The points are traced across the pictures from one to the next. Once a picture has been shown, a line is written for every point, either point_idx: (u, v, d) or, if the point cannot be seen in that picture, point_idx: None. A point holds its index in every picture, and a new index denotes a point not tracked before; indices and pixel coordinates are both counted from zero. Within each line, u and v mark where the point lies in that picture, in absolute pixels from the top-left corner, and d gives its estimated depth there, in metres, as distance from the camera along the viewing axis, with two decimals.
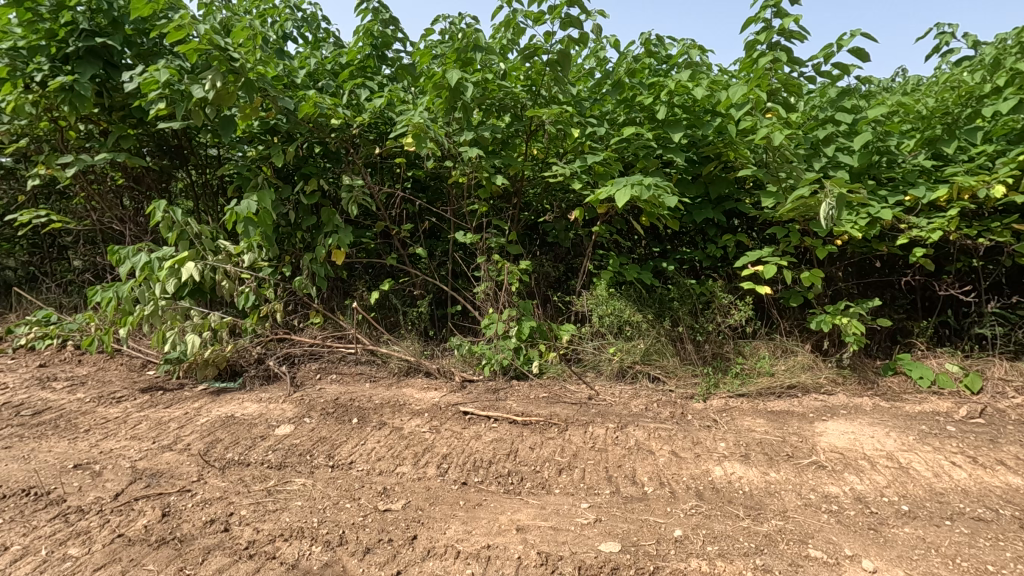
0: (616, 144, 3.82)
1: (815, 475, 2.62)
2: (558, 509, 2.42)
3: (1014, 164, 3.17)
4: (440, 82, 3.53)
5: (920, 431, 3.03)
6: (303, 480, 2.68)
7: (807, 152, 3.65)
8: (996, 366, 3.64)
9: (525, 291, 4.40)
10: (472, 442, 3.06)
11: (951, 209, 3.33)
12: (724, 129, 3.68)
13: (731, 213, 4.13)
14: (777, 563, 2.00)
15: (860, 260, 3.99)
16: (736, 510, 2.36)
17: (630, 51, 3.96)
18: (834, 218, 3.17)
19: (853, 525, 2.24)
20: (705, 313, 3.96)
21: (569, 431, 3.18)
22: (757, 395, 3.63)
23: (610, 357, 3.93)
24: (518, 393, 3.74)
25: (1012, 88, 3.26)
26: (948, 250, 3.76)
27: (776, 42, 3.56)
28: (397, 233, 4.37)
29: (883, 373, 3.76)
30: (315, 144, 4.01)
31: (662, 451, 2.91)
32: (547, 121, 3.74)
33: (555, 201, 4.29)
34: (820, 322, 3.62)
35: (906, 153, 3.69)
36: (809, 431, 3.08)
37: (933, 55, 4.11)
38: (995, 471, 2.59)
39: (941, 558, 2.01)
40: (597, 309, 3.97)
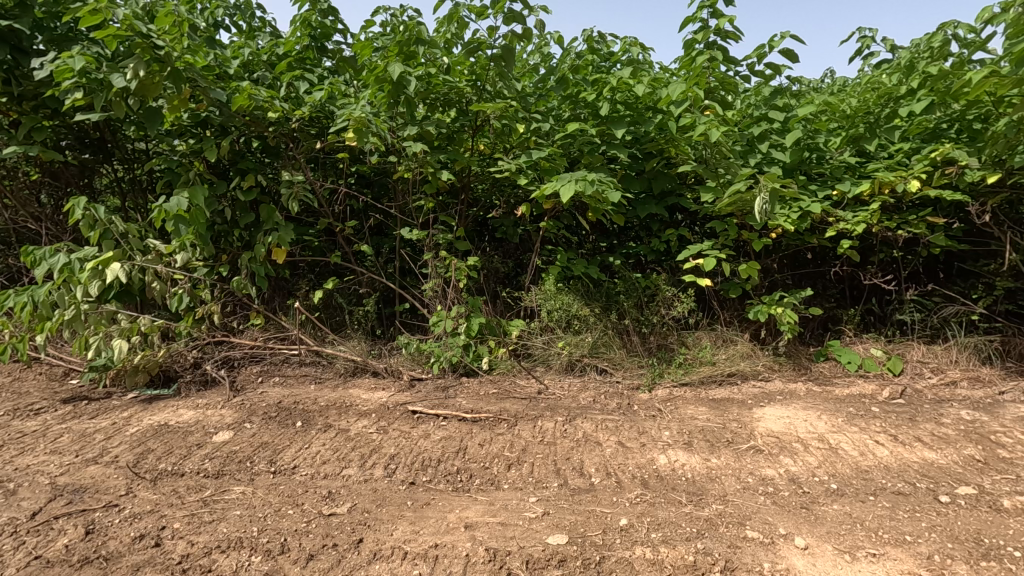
0: (562, 140, 3.86)
1: (753, 459, 2.73)
2: (507, 504, 2.42)
3: (928, 160, 3.37)
4: (382, 75, 3.46)
5: (849, 413, 3.21)
6: (243, 488, 2.57)
7: (743, 149, 3.79)
8: (915, 349, 3.90)
9: (473, 288, 4.38)
10: (420, 441, 3.02)
11: (873, 203, 3.53)
12: (665, 126, 3.79)
13: (674, 207, 4.24)
14: (717, 546, 2.07)
15: (794, 252, 4.19)
16: (679, 496, 2.43)
17: (573, 48, 4.00)
18: (767, 212, 3.31)
19: (787, 504, 2.35)
20: (650, 305, 4.07)
21: (518, 426, 3.19)
22: (699, 383, 3.75)
23: (559, 351, 3.97)
24: (468, 390, 3.72)
25: (924, 90, 3.47)
26: (871, 242, 4.00)
27: (712, 41, 3.68)
28: (341, 230, 4.26)
29: (815, 360, 3.96)
30: (253, 138, 3.85)
31: (609, 442, 2.96)
32: (493, 116, 3.73)
33: (502, 197, 4.29)
34: (757, 312, 3.78)
35: (833, 150, 3.90)
36: (748, 417, 3.21)
37: (856, 57, 4.34)
38: (914, 448, 2.78)
39: (865, 531, 2.13)
40: (545, 304, 4.00)
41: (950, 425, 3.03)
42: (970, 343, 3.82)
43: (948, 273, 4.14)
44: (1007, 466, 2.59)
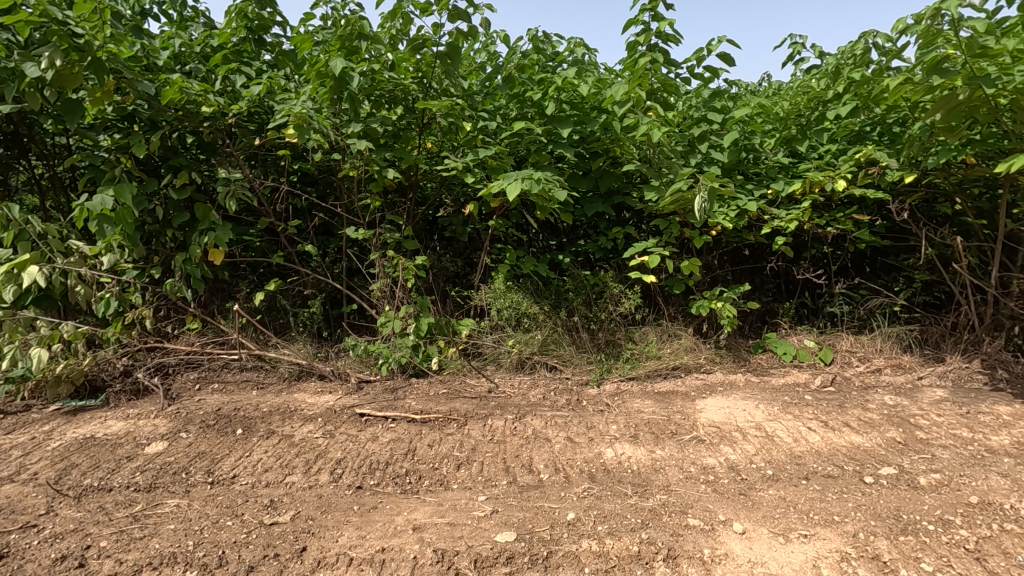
0: (508, 139, 3.87)
1: (695, 450, 2.82)
2: (456, 504, 2.41)
3: (852, 161, 3.57)
4: (324, 70, 3.36)
5: (784, 402, 3.36)
6: (177, 500, 2.45)
7: (684, 149, 3.91)
8: (844, 339, 4.13)
9: (422, 287, 4.34)
10: (368, 444, 2.96)
11: (805, 202, 3.71)
12: (610, 126, 3.86)
13: (620, 206, 4.33)
14: (660, 535, 2.13)
15: (733, 249, 4.37)
16: (625, 488, 2.49)
17: (519, 47, 4.01)
18: (707, 210, 3.42)
19: (726, 492, 2.44)
20: (598, 302, 4.13)
21: (468, 425, 3.17)
22: (645, 377, 3.85)
23: (509, 350, 3.98)
24: (418, 391, 3.68)
25: (849, 94, 3.67)
26: (804, 238, 4.20)
27: (654, 43, 3.77)
28: (283, 229, 4.12)
29: (754, 352, 4.13)
30: (186, 132, 3.67)
31: (557, 438, 2.99)
32: (439, 114, 3.70)
33: (451, 196, 4.26)
34: (699, 306, 3.92)
35: (768, 151, 4.07)
36: (691, 409, 3.32)
37: (789, 62, 4.55)
38: (842, 433, 2.94)
39: (798, 514, 2.24)
40: (495, 303, 4.00)
41: (875, 410, 3.22)
42: (893, 333, 4.03)
43: (873, 268, 4.41)
44: (924, 447, 2.78)
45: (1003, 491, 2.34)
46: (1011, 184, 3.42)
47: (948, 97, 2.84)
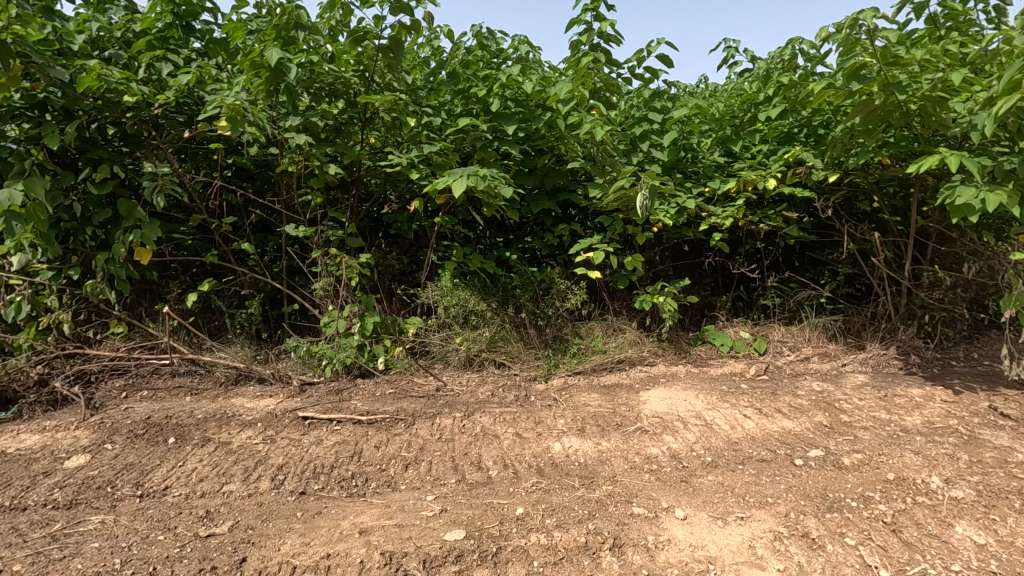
0: (453, 135, 3.83)
1: (639, 440, 2.90)
2: (404, 505, 2.38)
3: (782, 161, 3.76)
4: (258, 61, 3.22)
5: (722, 391, 3.51)
6: (102, 517, 2.29)
7: (626, 147, 4.01)
8: (776, 330, 4.36)
9: (367, 286, 4.25)
10: (311, 448, 2.87)
11: (739, 200, 3.88)
12: (554, 124, 3.90)
13: (566, 203, 4.39)
14: (606, 525, 2.18)
15: (674, 245, 4.52)
16: (572, 481, 2.53)
17: (463, 42, 3.98)
18: (648, 207, 3.52)
19: (669, 479, 2.52)
20: (545, 299, 4.17)
21: (416, 425, 3.14)
22: (592, 371, 3.92)
23: (457, 348, 3.96)
24: (364, 392, 3.60)
25: (779, 98, 3.87)
26: (739, 234, 4.40)
27: (596, 43, 3.84)
28: (217, 227, 3.93)
29: (694, 344, 4.30)
30: (107, 123, 3.43)
31: (506, 434, 3.00)
32: (382, 108, 3.62)
33: (396, 192, 4.18)
34: (642, 301, 4.03)
35: (705, 150, 4.24)
36: (635, 400, 3.41)
37: (723, 66, 4.74)
38: (775, 418, 3.11)
39: (735, 497, 2.35)
40: (442, 301, 3.97)
41: (804, 396, 3.42)
42: (819, 323, 4.29)
43: (802, 262, 4.67)
44: (847, 429, 2.97)
45: (916, 467, 2.53)
46: (921, 183, 3.70)
47: (866, 102, 3.01)
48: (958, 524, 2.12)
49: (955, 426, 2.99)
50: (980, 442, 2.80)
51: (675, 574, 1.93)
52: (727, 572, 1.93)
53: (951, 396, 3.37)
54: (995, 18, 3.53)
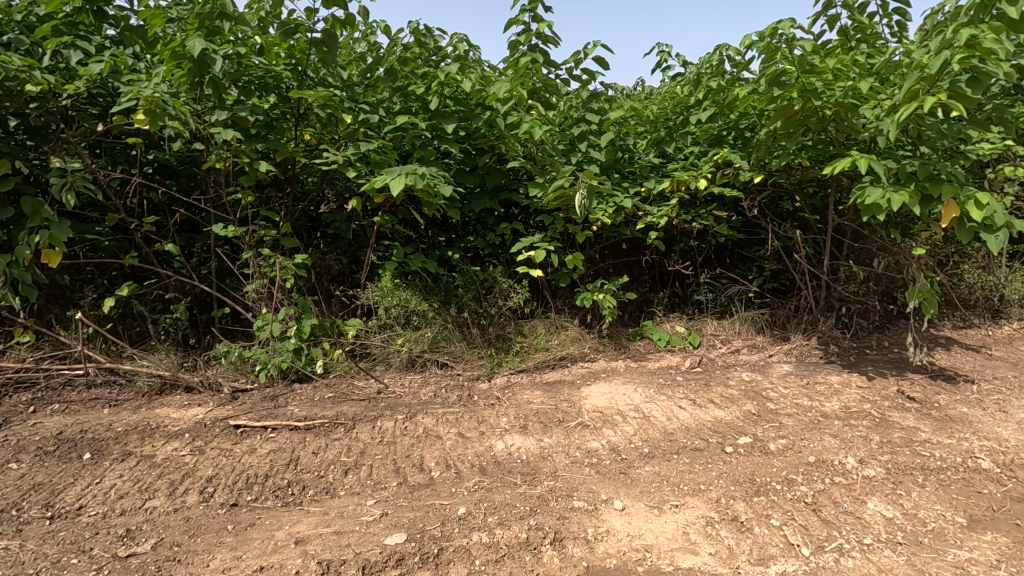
0: (391, 133, 3.76)
1: (580, 435, 2.96)
2: (343, 511, 2.32)
3: (712, 162, 3.92)
4: (180, 51, 3.04)
5: (659, 384, 3.63)
6: (6, 543, 2.10)
7: (566, 147, 4.07)
8: (709, 324, 4.55)
9: (303, 287, 4.11)
10: (244, 457, 2.75)
11: (673, 199, 4.03)
12: (494, 123, 3.91)
13: (508, 202, 4.41)
14: (547, 520, 2.21)
15: (613, 243, 4.64)
16: (514, 478, 2.55)
17: (400, 39, 3.92)
18: (587, 206, 3.58)
19: (608, 472, 2.59)
20: (488, 298, 4.17)
21: (356, 428, 3.06)
22: (534, 368, 3.96)
23: (398, 349, 3.90)
24: (300, 397, 3.48)
25: (708, 101, 4.04)
26: (674, 233, 4.57)
27: (535, 44, 3.88)
28: (137, 227, 3.69)
29: (633, 339, 4.42)
30: (8, 114, 3.15)
31: (449, 435, 2.98)
32: (316, 104, 3.51)
33: (333, 191, 4.06)
34: (583, 298, 4.10)
35: (641, 151, 4.37)
36: (577, 396, 3.47)
37: (657, 69, 4.89)
38: (708, 409, 3.24)
39: (670, 486, 2.44)
40: (382, 301, 3.89)
41: (734, 386, 3.59)
42: (748, 317, 4.51)
43: (732, 259, 4.89)
44: (773, 416, 3.15)
45: (834, 449, 2.71)
46: (837, 184, 3.95)
47: (786, 107, 3.18)
48: (870, 500, 2.29)
49: (869, 410, 3.22)
50: (890, 423, 3.03)
51: (614, 563, 1.98)
52: (662, 559, 1.99)
53: (865, 382, 3.63)
54: (897, 32, 3.83)
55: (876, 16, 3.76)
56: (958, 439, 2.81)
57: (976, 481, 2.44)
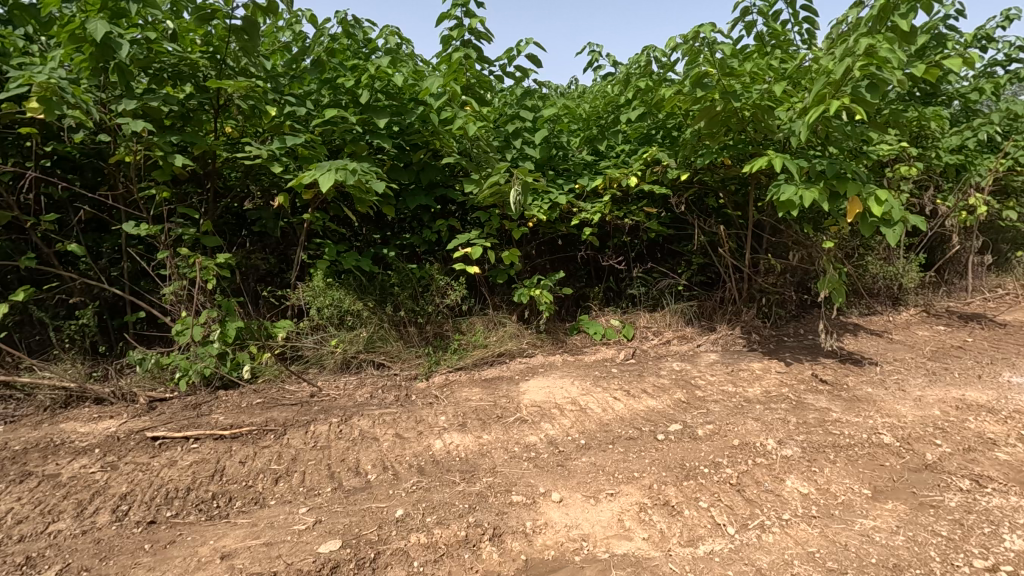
0: (320, 127, 3.63)
1: (518, 430, 2.98)
2: (273, 521, 2.22)
3: (642, 160, 4.05)
4: (79, 33, 2.79)
5: (595, 377, 3.72)
6: None
7: (500, 144, 4.08)
8: (641, 317, 4.71)
9: (228, 289, 3.91)
10: (163, 471, 2.57)
11: (606, 196, 4.12)
12: (427, 119, 3.85)
13: (444, 199, 4.37)
14: (486, 516, 2.21)
15: (549, 239, 4.72)
16: (453, 476, 2.53)
17: (327, 29, 3.78)
18: (522, 202, 3.60)
19: (546, 465, 2.62)
20: (425, 296, 4.11)
21: (288, 434, 2.94)
22: (473, 366, 3.95)
23: (332, 350, 3.79)
24: (226, 404, 3.30)
25: (638, 101, 4.16)
26: (607, 229, 4.69)
27: (467, 40, 3.85)
28: (35, 226, 3.37)
29: (570, 333, 4.51)
30: None
31: (386, 436, 2.92)
32: (236, 95, 3.32)
33: (258, 186, 3.88)
34: (521, 294, 4.13)
35: (574, 149, 4.44)
36: (515, 392, 3.49)
37: (589, 68, 4.99)
38: (641, 399, 3.35)
39: (606, 476, 2.50)
40: (314, 302, 3.76)
41: (666, 375, 3.74)
42: (678, 309, 4.71)
43: (663, 254, 5.08)
44: (701, 403, 3.30)
45: (756, 432, 2.87)
46: (756, 181, 4.18)
47: (709, 108, 3.33)
48: (788, 478, 2.44)
49: (787, 393, 3.44)
50: (805, 405, 3.25)
51: (552, 555, 2.00)
52: (598, 547, 2.04)
53: (783, 367, 3.88)
54: (807, 40, 4.09)
55: (789, 24, 4.01)
56: (864, 418, 3.06)
57: (880, 455, 2.65)
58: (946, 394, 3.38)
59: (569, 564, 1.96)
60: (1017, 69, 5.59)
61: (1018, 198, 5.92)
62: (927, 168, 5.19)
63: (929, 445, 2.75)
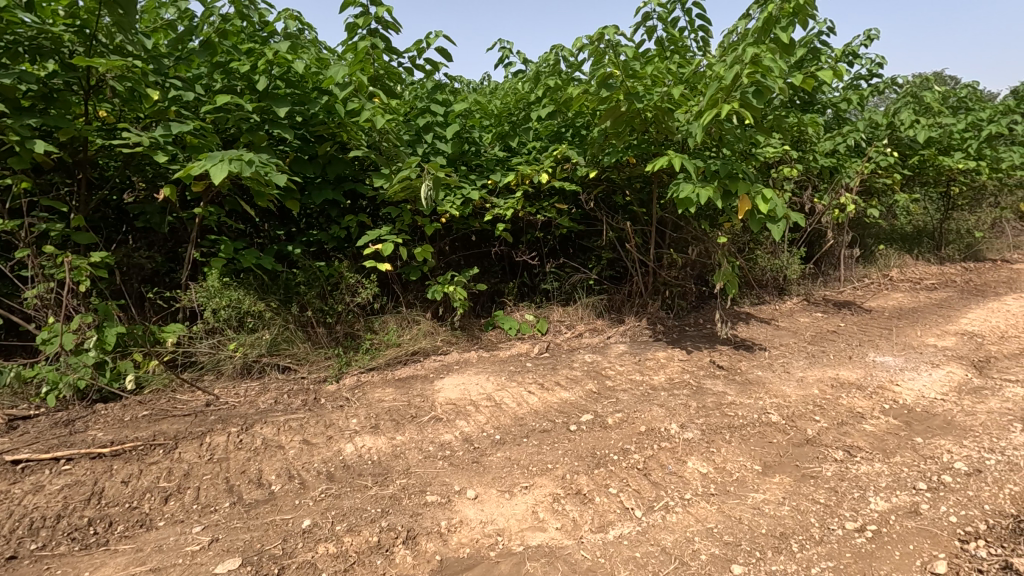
0: (211, 115, 3.36)
1: (433, 429, 2.94)
2: (162, 544, 2.03)
3: (553, 157, 4.12)
4: None
5: (510, 372, 3.75)
6: None
7: (411, 138, 3.99)
8: (554, 311, 4.81)
9: (106, 291, 3.52)
10: (27, 498, 2.27)
11: (518, 192, 4.15)
12: (333, 109, 3.68)
13: (353, 194, 4.21)
14: (400, 519, 2.16)
15: (462, 235, 4.70)
16: (364, 480, 2.45)
17: (219, 9, 3.50)
18: (433, 198, 3.54)
19: (461, 462, 2.61)
20: (334, 294, 3.93)
21: (180, 447, 2.69)
22: (386, 366, 3.84)
23: (231, 355, 3.54)
24: (106, 418, 2.98)
25: (548, 99, 4.23)
26: (520, 224, 4.76)
27: (374, 29, 3.72)
28: None
29: (485, 329, 4.51)
30: None
31: (292, 443, 2.77)
32: (110, 75, 3.01)
33: (140, 177, 3.52)
34: (434, 291, 4.06)
35: (486, 144, 4.43)
36: (430, 390, 3.44)
37: (500, 65, 5.01)
38: (555, 391, 3.42)
39: (520, 469, 2.53)
40: (209, 303, 3.47)
41: (578, 367, 3.85)
42: (588, 303, 4.86)
43: (574, 249, 5.21)
44: (611, 393, 3.43)
45: (661, 418, 3.03)
46: (658, 180, 4.40)
47: (614, 108, 3.46)
48: (690, 460, 2.59)
49: (688, 379, 3.66)
50: (704, 390, 3.47)
51: (467, 552, 1.99)
52: (513, 540, 2.05)
53: (685, 355, 4.12)
54: (702, 47, 4.35)
55: (686, 31, 4.24)
56: (755, 399, 3.31)
57: (768, 432, 2.89)
58: (823, 374, 3.75)
59: (484, 560, 1.95)
60: (877, 83, 6.29)
61: (880, 198, 6.68)
62: (806, 170, 5.71)
63: (809, 421, 3.03)
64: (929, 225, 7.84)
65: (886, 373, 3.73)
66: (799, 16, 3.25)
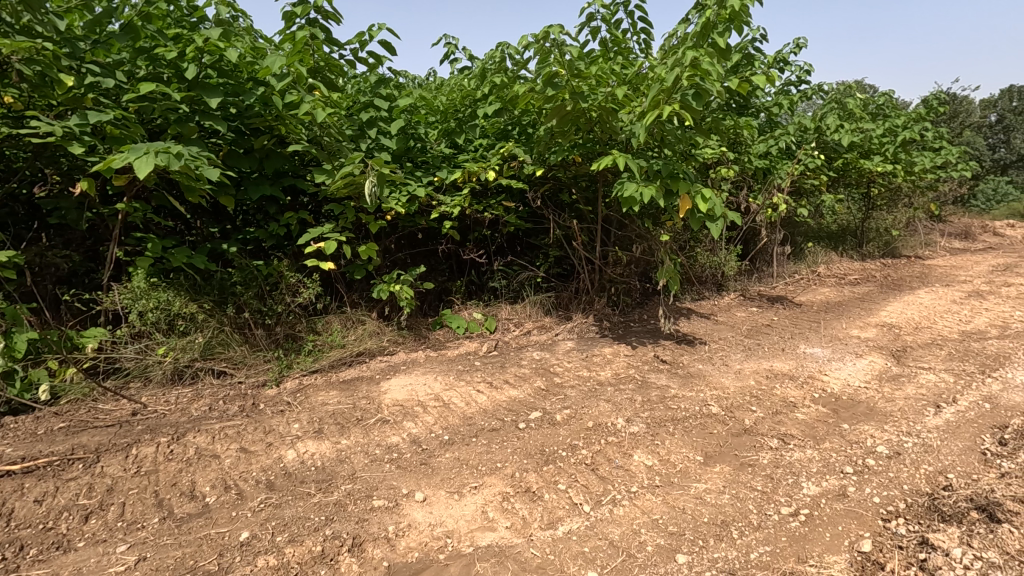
0: (134, 104, 3.13)
1: (379, 431, 2.87)
2: (82, 566, 1.88)
3: (500, 155, 4.11)
4: None
5: (458, 371, 3.71)
6: None
7: (353, 133, 3.87)
8: (502, 309, 4.82)
9: (15, 294, 3.24)
10: None
11: (465, 189, 4.12)
12: (269, 101, 3.52)
13: (293, 190, 4.05)
14: (345, 526, 2.09)
15: (408, 233, 4.62)
16: (307, 488, 2.36)
17: None
18: (377, 195, 3.45)
19: (409, 465, 2.56)
20: (273, 294, 3.75)
21: (102, 461, 2.50)
22: (329, 368, 3.72)
23: (160, 360, 3.34)
24: (17, 432, 2.75)
25: (494, 96, 4.21)
26: (467, 222, 4.73)
27: (313, 18, 3.57)
28: None
29: (433, 328, 4.46)
30: None
31: (228, 452, 2.63)
32: (15, 58, 2.74)
33: (54, 169, 3.24)
34: (379, 290, 3.96)
35: (432, 141, 4.37)
36: (376, 392, 3.36)
37: (445, 60, 4.94)
38: (504, 390, 3.41)
39: (469, 469, 2.51)
40: (134, 305, 3.25)
41: (526, 364, 3.86)
42: (536, 300, 4.89)
43: (522, 247, 5.23)
44: (559, 389, 3.46)
45: (608, 412, 3.08)
46: (603, 179, 4.47)
47: (560, 106, 3.48)
48: (636, 453, 2.65)
49: (634, 374, 3.75)
50: (649, 384, 3.56)
51: (415, 557, 1.95)
52: (463, 542, 2.03)
53: (630, 350, 4.22)
54: (644, 50, 4.46)
55: (628, 33, 4.33)
56: (696, 392, 3.43)
57: (710, 424, 2.99)
58: (758, 366, 3.93)
59: (434, 563, 1.92)
60: (806, 90, 6.64)
61: (808, 198, 7.07)
62: (742, 170, 5.96)
63: (747, 412, 3.16)
64: (852, 223, 8.37)
65: (816, 364, 3.95)
66: (735, 22, 3.37)
